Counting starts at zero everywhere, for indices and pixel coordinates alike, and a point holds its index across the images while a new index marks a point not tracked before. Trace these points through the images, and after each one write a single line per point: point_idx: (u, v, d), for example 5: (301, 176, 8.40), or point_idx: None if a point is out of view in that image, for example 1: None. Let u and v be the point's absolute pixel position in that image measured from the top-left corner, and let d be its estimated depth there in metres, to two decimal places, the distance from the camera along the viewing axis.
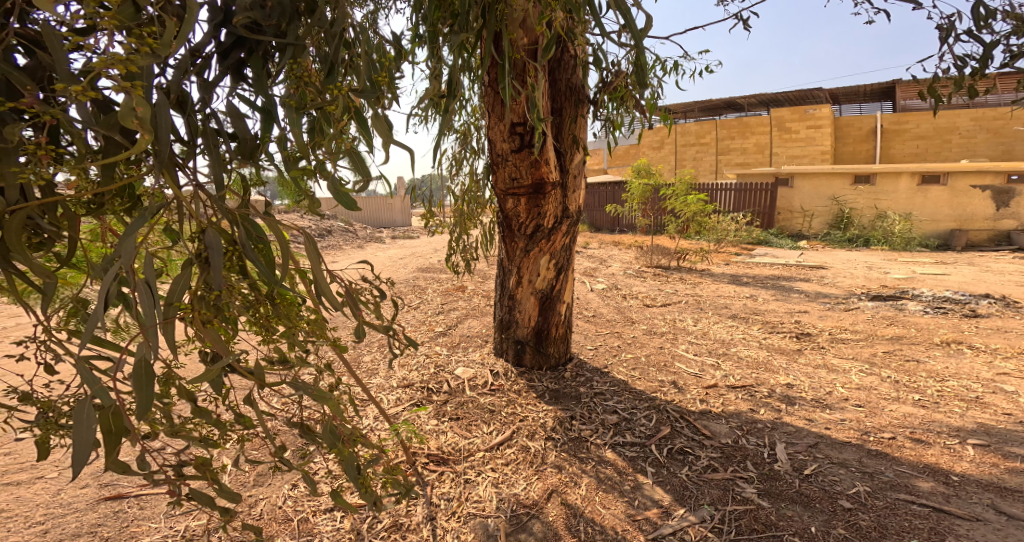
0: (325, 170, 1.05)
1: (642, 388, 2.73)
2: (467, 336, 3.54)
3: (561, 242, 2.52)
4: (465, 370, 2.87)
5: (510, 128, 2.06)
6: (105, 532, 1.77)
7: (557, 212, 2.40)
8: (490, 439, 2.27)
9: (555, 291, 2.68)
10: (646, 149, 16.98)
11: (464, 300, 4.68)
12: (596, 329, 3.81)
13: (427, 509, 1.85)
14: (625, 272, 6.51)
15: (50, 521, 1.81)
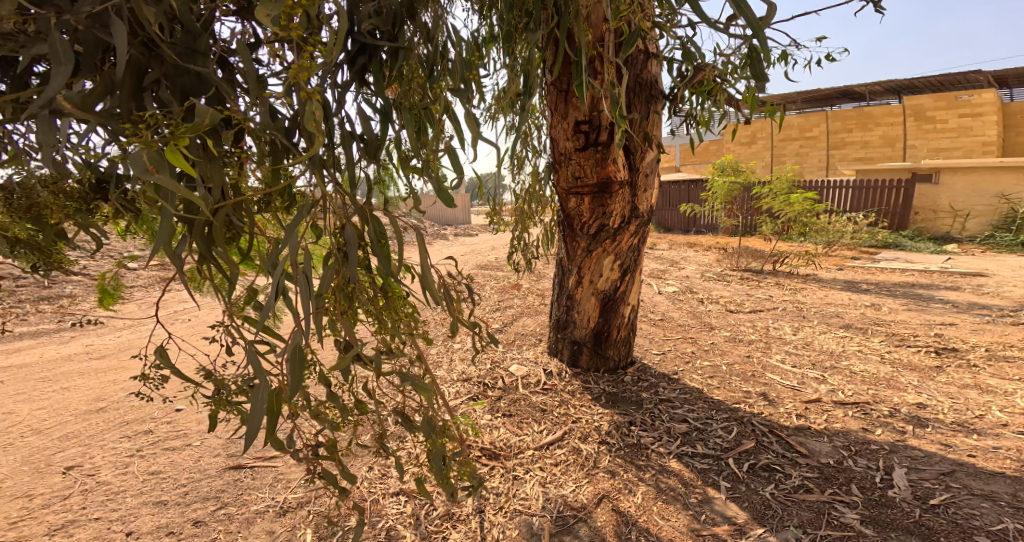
0: (429, 169, 1.10)
1: (722, 398, 2.60)
2: (521, 334, 3.56)
3: (627, 242, 2.46)
4: (518, 368, 2.90)
5: (575, 127, 2.03)
6: (226, 497, 1.95)
7: (624, 211, 2.35)
8: (541, 439, 2.27)
9: (619, 293, 2.63)
10: (732, 146, 16.17)
11: (519, 299, 4.70)
12: (664, 333, 3.69)
13: (477, 502, 1.88)
14: (701, 275, 6.25)
15: (190, 484, 2.03)
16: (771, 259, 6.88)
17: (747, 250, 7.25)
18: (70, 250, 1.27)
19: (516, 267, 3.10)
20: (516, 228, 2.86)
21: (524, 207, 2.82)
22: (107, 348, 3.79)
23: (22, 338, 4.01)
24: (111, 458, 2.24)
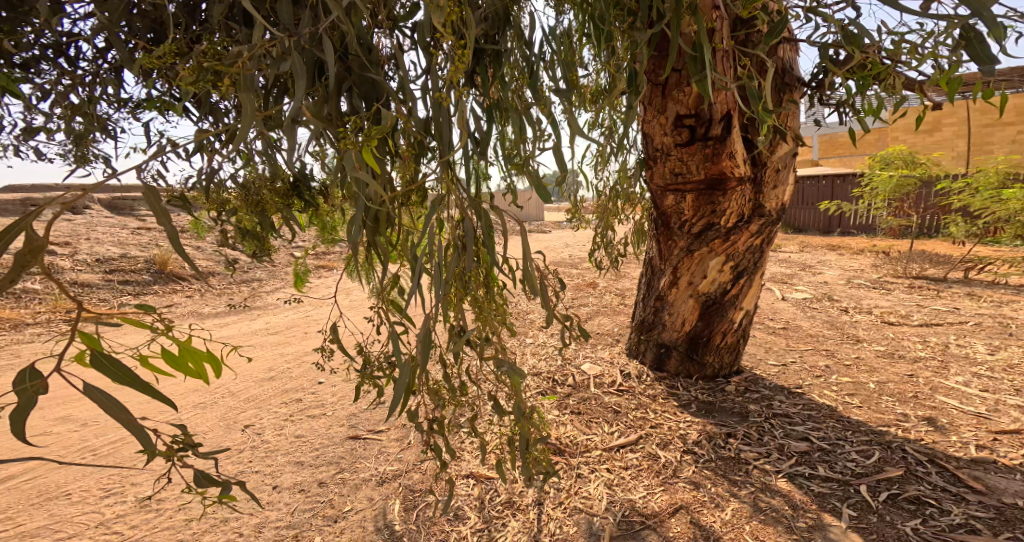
0: (529, 164, 1.14)
1: (863, 418, 2.32)
2: (597, 332, 3.51)
3: (738, 243, 2.29)
4: (591, 367, 2.86)
5: (677, 122, 1.82)
6: (341, 464, 2.17)
7: (738, 210, 2.17)
8: (613, 437, 2.23)
9: (728, 297, 2.46)
10: (894, 135, 14.17)
11: (595, 297, 4.63)
12: (784, 343, 3.38)
13: (538, 493, 1.90)
14: (843, 280, 5.59)
15: (320, 449, 2.29)
16: (969, 264, 5.88)
17: (925, 254, 6.28)
18: (276, 240, 1.70)
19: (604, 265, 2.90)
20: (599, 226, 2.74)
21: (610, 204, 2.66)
22: (280, 326, 4.34)
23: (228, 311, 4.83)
24: (268, 421, 2.58)
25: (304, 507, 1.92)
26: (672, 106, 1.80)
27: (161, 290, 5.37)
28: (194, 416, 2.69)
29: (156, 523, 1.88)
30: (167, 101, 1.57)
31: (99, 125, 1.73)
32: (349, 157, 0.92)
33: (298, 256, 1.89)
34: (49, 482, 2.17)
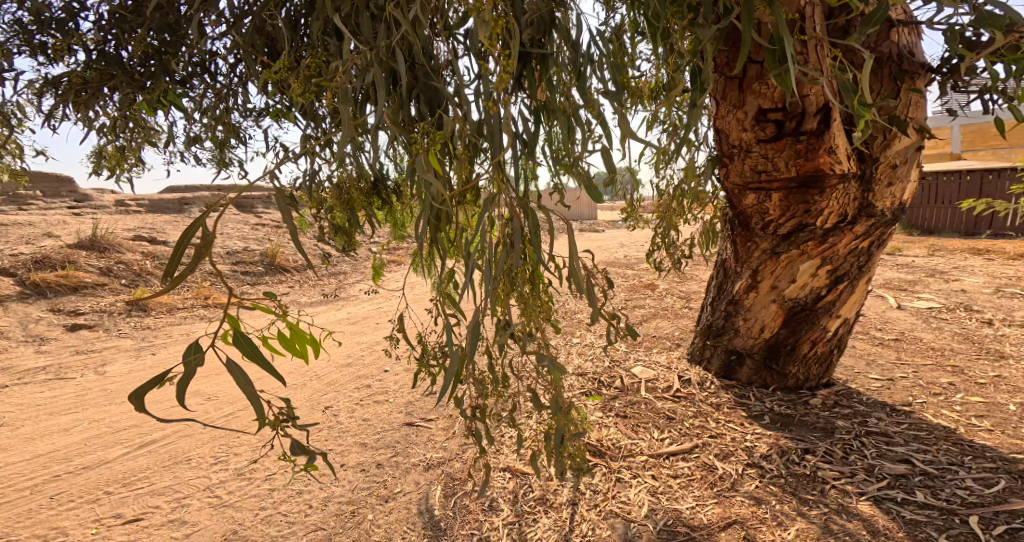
0: (577, 165, 1.11)
1: (984, 442, 2.04)
2: (655, 335, 3.42)
3: (833, 247, 2.11)
4: (643, 370, 2.79)
5: (759, 117, 1.71)
6: (393, 448, 2.29)
7: (835, 212, 1.99)
8: (663, 444, 2.15)
9: (819, 304, 2.30)
10: None
11: (654, 299, 4.52)
12: (893, 355, 3.05)
13: (573, 494, 1.89)
14: (987, 289, 4.89)
15: (382, 432, 2.43)
16: None
17: None
18: (359, 235, 1.77)
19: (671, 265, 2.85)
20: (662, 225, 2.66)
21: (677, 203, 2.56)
22: (363, 315, 4.64)
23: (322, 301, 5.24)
24: (343, 403, 2.78)
25: (361, 486, 2.06)
26: (751, 98, 1.69)
27: (276, 279, 5.96)
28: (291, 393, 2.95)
29: (246, 491, 2.11)
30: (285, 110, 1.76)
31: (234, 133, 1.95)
32: (420, 161, 1.00)
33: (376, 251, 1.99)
34: (178, 447, 2.48)
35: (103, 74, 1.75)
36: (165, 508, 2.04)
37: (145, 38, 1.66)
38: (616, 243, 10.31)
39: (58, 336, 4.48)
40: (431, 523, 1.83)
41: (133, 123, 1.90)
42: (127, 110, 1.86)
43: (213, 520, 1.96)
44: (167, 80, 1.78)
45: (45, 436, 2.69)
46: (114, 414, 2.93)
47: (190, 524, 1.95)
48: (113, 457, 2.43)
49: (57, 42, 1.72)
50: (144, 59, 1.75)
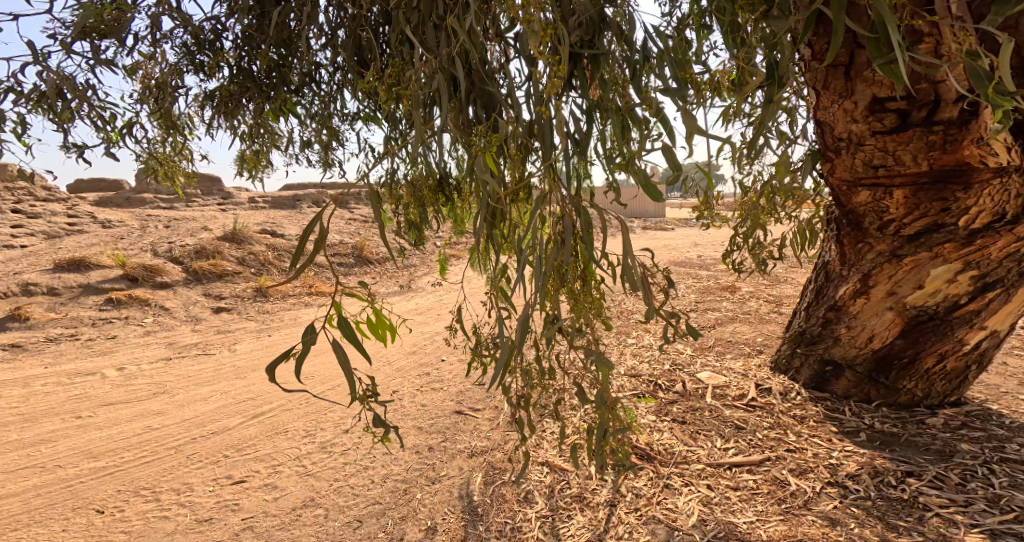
0: (634, 163, 1.07)
1: None
2: (722, 340, 3.47)
3: (973, 251, 1.89)
4: (710, 376, 2.79)
5: (872, 109, 1.51)
6: (445, 431, 2.67)
7: (978, 211, 1.77)
8: (726, 453, 2.13)
9: (955, 312, 2.09)
10: None
11: (727, 305, 4.56)
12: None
13: (612, 494, 1.95)
14: None
15: (428, 418, 2.85)
16: None
17: None
18: (428, 231, 1.80)
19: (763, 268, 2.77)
20: (744, 223, 2.54)
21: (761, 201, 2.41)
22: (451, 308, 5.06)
23: (422, 295, 5.74)
24: (426, 395, 3.12)
25: (414, 467, 2.40)
26: (862, 88, 1.47)
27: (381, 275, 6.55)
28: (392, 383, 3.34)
29: (325, 463, 2.55)
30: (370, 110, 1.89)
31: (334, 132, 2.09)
32: (477, 162, 1.07)
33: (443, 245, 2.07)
34: (279, 421, 3.01)
35: (239, 85, 1.98)
36: (261, 473, 2.52)
37: (268, 52, 1.85)
38: (718, 247, 9.88)
39: (204, 317, 5.57)
40: (467, 507, 2.06)
41: (262, 130, 2.13)
42: (259, 119, 2.10)
43: (297, 486, 2.40)
44: (286, 89, 1.99)
45: (190, 404, 3.38)
46: (241, 388, 3.60)
47: (278, 488, 2.39)
48: (231, 425, 3.01)
49: (207, 59, 1.96)
50: (270, 71, 1.96)
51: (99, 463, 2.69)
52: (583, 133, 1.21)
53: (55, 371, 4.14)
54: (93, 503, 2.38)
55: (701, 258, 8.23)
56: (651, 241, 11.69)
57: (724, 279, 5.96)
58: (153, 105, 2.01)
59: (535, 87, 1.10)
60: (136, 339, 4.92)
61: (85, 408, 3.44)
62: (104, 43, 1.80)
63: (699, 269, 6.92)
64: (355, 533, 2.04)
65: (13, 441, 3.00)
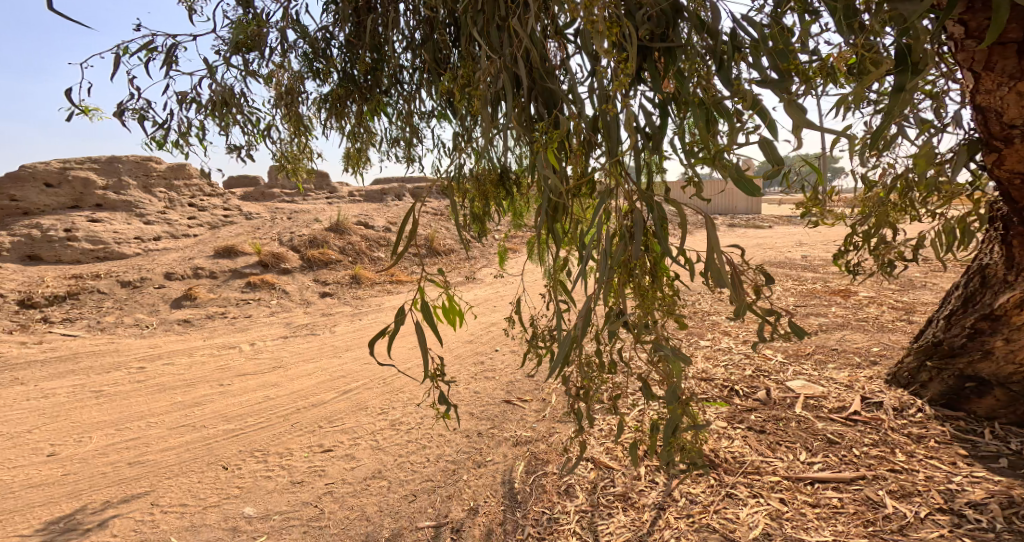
0: (723, 158, 1.02)
1: None
2: (821, 347, 3.36)
3: None
4: (802, 385, 2.80)
5: None
6: (517, 419, 2.97)
7: None
8: (810, 468, 2.13)
9: None
10: None
11: (837, 309, 4.29)
12: None
13: (662, 497, 2.07)
14: None
15: (491, 407, 3.16)
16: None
17: None
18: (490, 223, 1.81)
19: (886, 270, 2.51)
20: (863, 222, 2.29)
21: (887, 196, 2.13)
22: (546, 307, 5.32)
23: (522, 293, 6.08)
24: (518, 386, 3.43)
25: (463, 450, 2.70)
26: None
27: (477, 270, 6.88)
28: (489, 375, 3.69)
29: (392, 439, 2.90)
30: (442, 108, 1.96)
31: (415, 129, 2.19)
32: (538, 159, 1.12)
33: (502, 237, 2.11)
34: (369, 402, 3.42)
35: (345, 88, 2.15)
36: (344, 444, 2.90)
37: (364, 57, 2.00)
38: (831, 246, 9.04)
39: (314, 301, 6.32)
40: (508, 493, 2.29)
41: (363, 131, 2.28)
42: (360, 120, 2.26)
43: (370, 459, 2.71)
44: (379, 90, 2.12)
45: (298, 378, 3.94)
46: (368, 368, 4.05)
47: (355, 459, 2.73)
48: (325, 399, 3.53)
49: (322, 66, 2.15)
50: (368, 73, 2.10)
51: (230, 427, 3.17)
52: (657, 127, 1.20)
53: (209, 343, 4.86)
54: (221, 460, 2.80)
55: (808, 258, 7.62)
56: (755, 239, 10.96)
57: (834, 282, 5.48)
58: (280, 110, 2.25)
59: (598, 83, 1.12)
60: (267, 319, 5.67)
61: (227, 378, 4.02)
62: (250, 55, 2.05)
63: (803, 268, 6.56)
64: (409, 506, 2.29)
65: (176, 402, 3.58)
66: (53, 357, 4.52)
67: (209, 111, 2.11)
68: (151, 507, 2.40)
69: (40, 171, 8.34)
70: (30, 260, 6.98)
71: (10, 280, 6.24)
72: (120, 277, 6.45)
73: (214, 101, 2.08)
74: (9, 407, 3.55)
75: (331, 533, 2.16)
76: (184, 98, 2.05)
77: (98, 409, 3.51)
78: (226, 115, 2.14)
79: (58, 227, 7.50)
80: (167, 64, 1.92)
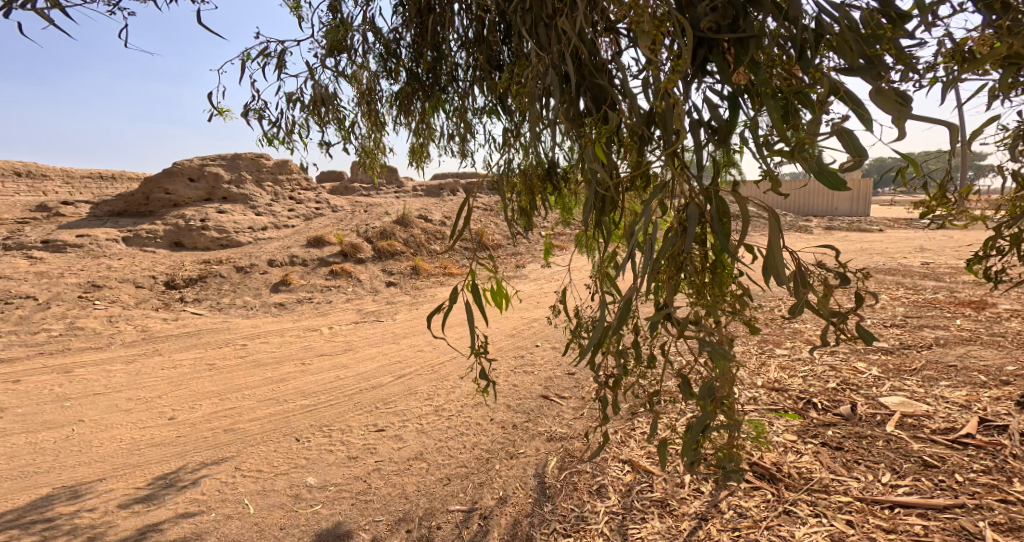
0: (804, 150, 0.95)
1: None
2: (933, 364, 3.04)
3: None
4: (898, 402, 2.57)
5: None
6: (571, 413, 2.99)
7: None
8: (893, 491, 1.94)
9: None
10: None
11: (958, 323, 3.84)
12: None
13: (705, 507, 1.98)
14: None
15: (549, 400, 3.19)
16: None
17: None
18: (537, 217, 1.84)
19: None
20: (1012, 223, 1.99)
21: None
22: None
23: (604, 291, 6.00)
24: (582, 382, 3.42)
25: (499, 440, 2.76)
26: None
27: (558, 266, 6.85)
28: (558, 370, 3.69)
29: (431, 424, 3.02)
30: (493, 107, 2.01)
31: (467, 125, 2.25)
32: (587, 155, 1.13)
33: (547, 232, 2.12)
34: (432, 388, 3.55)
35: (411, 86, 2.25)
36: (395, 425, 3.04)
37: (426, 56, 2.08)
38: (964, 252, 8.04)
39: (382, 290, 6.67)
40: (538, 487, 2.29)
41: (424, 127, 2.37)
42: (422, 117, 2.35)
43: (414, 441, 2.84)
44: (439, 90, 2.21)
45: (359, 362, 4.16)
46: (437, 356, 4.20)
47: (402, 440, 2.86)
48: (382, 382, 3.72)
49: (394, 65, 2.24)
50: (429, 71, 2.18)
51: (305, 402, 3.43)
52: (724, 120, 1.15)
53: (295, 325, 5.27)
54: (294, 432, 3.03)
55: (930, 265, 6.85)
56: (867, 245, 10.03)
57: (962, 293, 4.89)
58: (358, 108, 2.38)
59: (654, 78, 1.09)
60: (354, 305, 6.03)
61: (309, 357, 4.32)
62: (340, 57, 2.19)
63: (923, 277, 5.91)
64: (444, 488, 2.37)
65: (268, 377, 3.91)
66: (184, 331, 5.10)
67: (306, 111, 2.27)
68: (235, 470, 2.64)
69: (185, 167, 9.35)
70: (176, 247, 7.91)
71: (160, 263, 7.12)
72: (235, 262, 7.14)
73: (312, 102, 2.25)
74: (145, 374, 4.06)
75: (375, 506, 2.28)
76: (288, 99, 2.23)
77: (209, 380, 3.92)
78: (321, 115, 2.30)
79: (197, 217, 8.42)
80: (278, 69, 2.09)
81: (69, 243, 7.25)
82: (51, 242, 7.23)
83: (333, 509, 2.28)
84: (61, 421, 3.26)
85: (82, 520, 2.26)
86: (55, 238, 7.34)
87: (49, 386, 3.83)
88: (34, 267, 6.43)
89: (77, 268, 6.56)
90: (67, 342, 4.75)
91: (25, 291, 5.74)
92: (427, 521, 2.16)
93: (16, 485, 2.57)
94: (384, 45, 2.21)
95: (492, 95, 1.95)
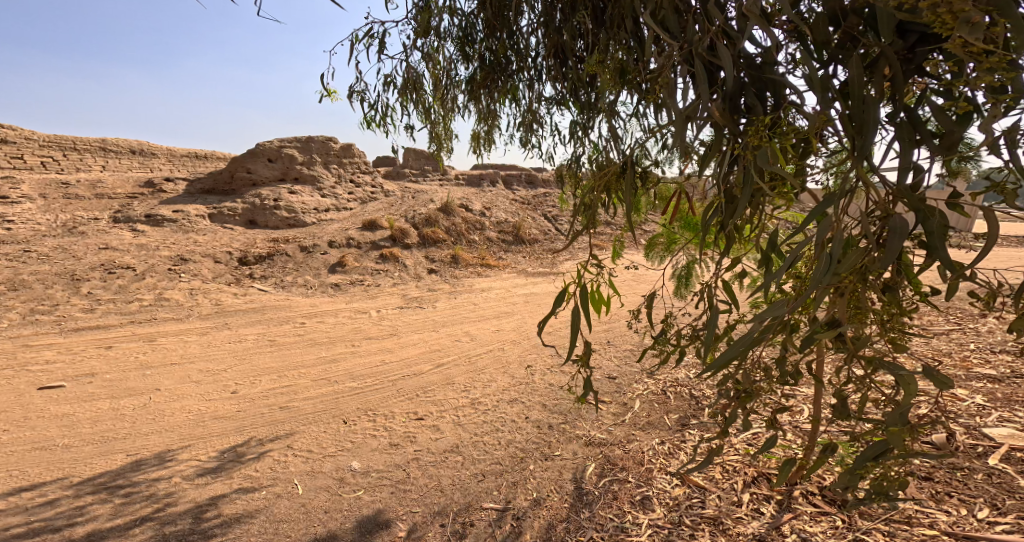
0: None
1: None
2: None
3: None
4: (1003, 433, 2.35)
5: None
6: (621, 419, 2.97)
7: None
8: (990, 528, 1.76)
9: None
10: None
11: None
12: None
13: (763, 528, 1.94)
14: None
15: (612, 402, 3.19)
16: None
17: None
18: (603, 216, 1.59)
19: None
20: None
21: None
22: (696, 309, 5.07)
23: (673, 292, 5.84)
24: (648, 386, 3.38)
25: (533, 440, 2.79)
26: None
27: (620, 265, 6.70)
28: (625, 373, 3.65)
29: (480, 417, 3.09)
30: (563, 97, 2.03)
31: (534, 115, 2.25)
32: (754, 146, 0.98)
33: (620, 232, 2.04)
34: (490, 382, 3.59)
35: (487, 72, 2.24)
36: (433, 414, 3.14)
37: (503, 40, 2.09)
38: None
39: (432, 279, 6.76)
40: (575, 493, 2.31)
41: (492, 113, 2.38)
42: (491, 104, 2.37)
43: (451, 433, 2.92)
44: (512, 73, 2.21)
45: (401, 347, 4.30)
46: (494, 349, 4.24)
47: (439, 432, 2.93)
48: (421, 370, 3.83)
49: (471, 49, 2.24)
50: (506, 56, 2.17)
51: (356, 384, 3.57)
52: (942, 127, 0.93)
53: (348, 307, 5.46)
54: (342, 414, 3.17)
55: None
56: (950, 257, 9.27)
57: None
58: (433, 92, 2.41)
59: (860, 69, 0.89)
60: (416, 291, 6.14)
61: (358, 339, 4.49)
62: (428, 37, 2.20)
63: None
64: (477, 485, 2.43)
65: (322, 357, 4.09)
66: (253, 307, 5.38)
67: (395, 92, 2.34)
68: (287, 449, 2.79)
69: (265, 148, 9.72)
70: (251, 225, 8.34)
71: (236, 240, 7.52)
72: (300, 242, 7.43)
73: (401, 84, 2.30)
74: (215, 346, 4.34)
75: (411, 497, 2.36)
76: (382, 81, 2.31)
77: (270, 356, 4.13)
78: (410, 99, 2.34)
79: (271, 196, 8.80)
80: (378, 51, 2.17)
81: (168, 218, 7.79)
82: (153, 215, 7.79)
83: (374, 496, 2.37)
84: (141, 389, 3.53)
85: (154, 488, 2.46)
86: (157, 212, 7.91)
87: (137, 353, 4.15)
88: (137, 239, 6.98)
89: (171, 241, 7.05)
90: (155, 312, 5.12)
91: (127, 261, 6.21)
92: (461, 517, 2.21)
93: (96, 449, 2.82)
94: (463, 29, 2.22)
95: (579, 87, 1.89)
